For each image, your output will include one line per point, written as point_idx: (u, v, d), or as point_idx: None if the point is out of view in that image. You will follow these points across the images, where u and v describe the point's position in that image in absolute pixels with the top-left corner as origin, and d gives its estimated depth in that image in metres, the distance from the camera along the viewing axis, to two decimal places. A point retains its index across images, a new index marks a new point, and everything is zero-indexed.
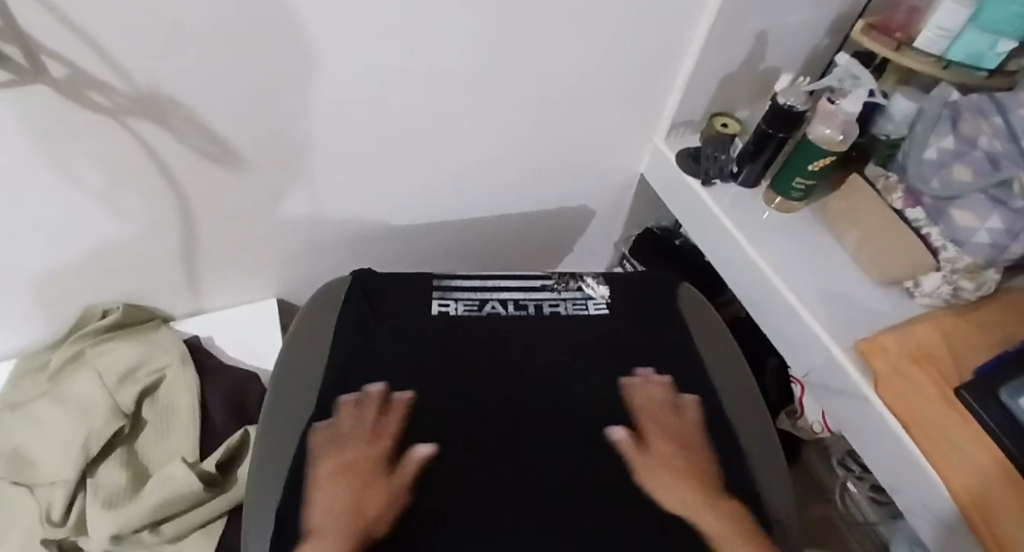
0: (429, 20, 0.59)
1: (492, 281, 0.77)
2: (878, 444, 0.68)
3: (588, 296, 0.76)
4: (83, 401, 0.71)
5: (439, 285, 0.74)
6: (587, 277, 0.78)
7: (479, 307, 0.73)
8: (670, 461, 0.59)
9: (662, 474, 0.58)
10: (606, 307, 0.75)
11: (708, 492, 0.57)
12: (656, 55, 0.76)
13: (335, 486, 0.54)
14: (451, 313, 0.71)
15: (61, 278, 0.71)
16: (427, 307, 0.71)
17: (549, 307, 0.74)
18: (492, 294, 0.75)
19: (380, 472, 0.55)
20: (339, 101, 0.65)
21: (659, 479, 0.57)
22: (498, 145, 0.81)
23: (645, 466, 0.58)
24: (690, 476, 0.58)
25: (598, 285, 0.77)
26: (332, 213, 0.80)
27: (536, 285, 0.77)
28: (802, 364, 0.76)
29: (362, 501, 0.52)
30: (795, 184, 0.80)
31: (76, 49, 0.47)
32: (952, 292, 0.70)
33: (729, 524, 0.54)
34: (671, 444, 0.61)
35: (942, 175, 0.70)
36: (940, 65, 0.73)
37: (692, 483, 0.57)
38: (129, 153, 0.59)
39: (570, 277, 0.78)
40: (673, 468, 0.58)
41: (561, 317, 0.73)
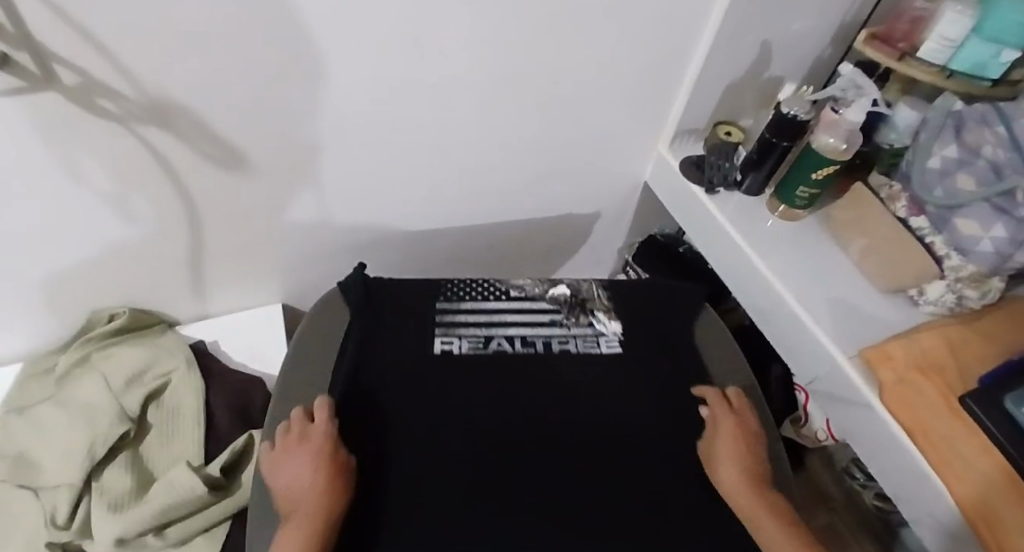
0: (435, 26, 0.60)
1: (498, 315, 0.73)
2: (883, 455, 0.68)
3: (599, 333, 0.73)
4: (89, 404, 0.72)
5: (442, 322, 0.71)
6: (598, 311, 0.75)
7: (485, 344, 0.70)
8: (738, 455, 0.61)
9: (727, 463, 0.60)
10: (617, 345, 0.72)
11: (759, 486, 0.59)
12: (660, 61, 0.77)
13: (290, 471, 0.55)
14: (455, 351, 0.68)
15: (66, 281, 0.71)
16: (431, 346, 0.68)
17: (558, 344, 0.71)
18: (498, 330, 0.72)
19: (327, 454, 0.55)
20: (345, 105, 0.65)
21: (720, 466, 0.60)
22: (504, 150, 0.81)
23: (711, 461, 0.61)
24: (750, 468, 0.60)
25: (610, 320, 0.74)
26: (339, 217, 0.80)
27: (544, 320, 0.73)
28: (807, 372, 0.76)
29: (316, 478, 0.53)
30: (799, 193, 0.80)
31: (86, 56, 0.48)
32: (957, 301, 0.71)
33: (775, 514, 0.57)
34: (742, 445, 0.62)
35: (946, 185, 0.71)
36: (944, 75, 0.74)
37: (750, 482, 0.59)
38: (136, 157, 0.59)
39: (580, 311, 0.74)
40: (738, 459, 0.60)
41: (570, 356, 0.70)
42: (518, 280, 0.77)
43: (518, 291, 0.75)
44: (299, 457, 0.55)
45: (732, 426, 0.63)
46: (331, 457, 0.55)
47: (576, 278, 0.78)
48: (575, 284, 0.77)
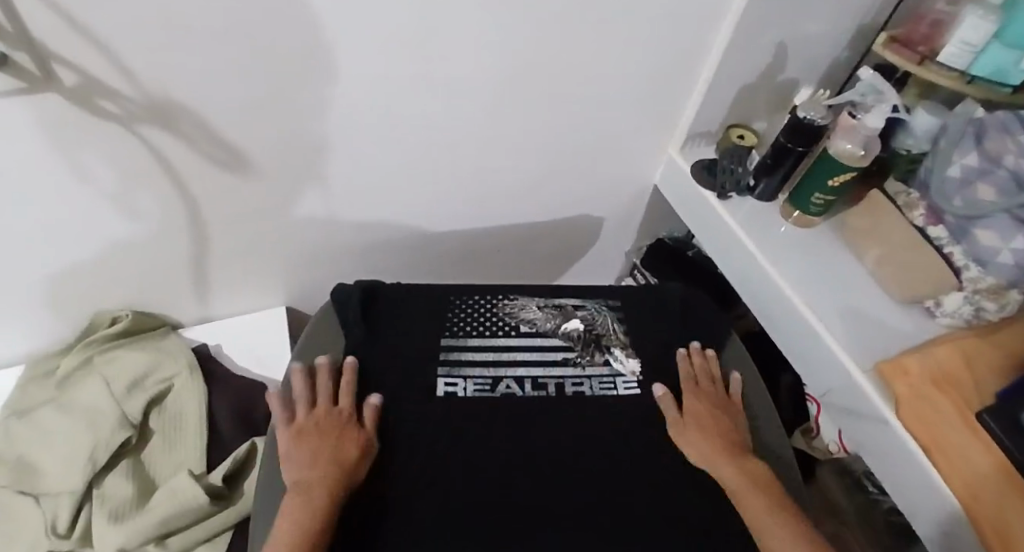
0: (444, 25, 0.58)
1: (508, 353, 0.68)
2: (899, 470, 0.66)
3: (616, 372, 0.68)
4: (91, 409, 0.71)
5: (446, 360, 0.66)
6: (615, 348, 0.70)
7: (493, 386, 0.64)
8: (705, 419, 0.62)
9: (695, 433, 0.61)
10: (636, 387, 0.66)
11: (737, 453, 0.60)
12: (674, 62, 0.75)
13: (303, 447, 0.56)
14: (459, 394, 0.63)
15: (67, 283, 0.70)
16: (433, 387, 0.63)
17: (572, 386, 0.65)
18: (507, 370, 0.66)
19: (346, 426, 0.58)
20: (351, 105, 0.63)
21: (686, 436, 0.60)
22: (513, 152, 0.80)
23: (681, 424, 0.62)
24: (720, 435, 0.61)
25: (628, 359, 0.69)
26: (348, 212, 0.78)
27: (556, 358, 0.68)
28: (820, 384, 0.74)
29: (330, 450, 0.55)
30: (814, 199, 0.78)
31: (86, 55, 0.46)
32: (974, 313, 0.69)
33: (746, 479, 0.57)
34: (710, 409, 0.63)
35: (966, 194, 0.69)
36: (964, 80, 0.72)
37: (719, 444, 0.60)
38: (138, 159, 0.58)
39: (596, 348, 0.69)
40: (709, 428, 0.61)
41: (584, 399, 0.64)
42: (528, 313, 0.72)
43: (528, 327, 0.70)
44: (313, 430, 0.57)
45: (705, 397, 0.65)
46: (356, 433, 0.58)
47: (589, 311, 0.73)
48: (589, 319, 0.72)
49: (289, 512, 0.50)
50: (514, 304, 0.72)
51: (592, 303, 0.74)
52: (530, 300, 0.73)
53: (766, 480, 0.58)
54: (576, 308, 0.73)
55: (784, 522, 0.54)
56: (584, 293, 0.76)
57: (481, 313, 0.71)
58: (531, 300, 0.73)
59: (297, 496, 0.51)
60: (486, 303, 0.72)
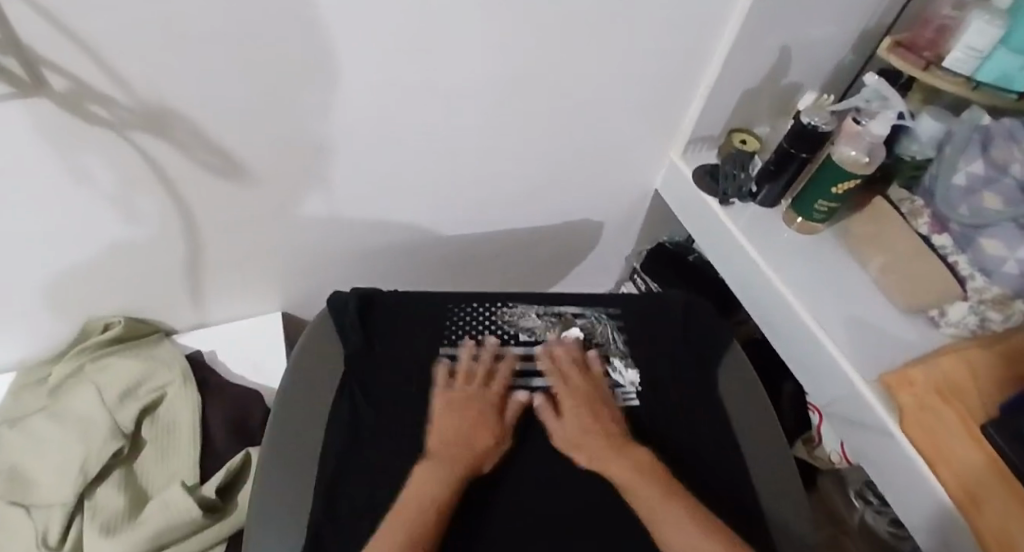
0: (446, 29, 0.57)
1: (507, 363, 0.67)
2: (902, 483, 0.66)
3: (615, 383, 0.67)
4: (83, 419, 0.69)
5: None
6: (614, 358, 0.69)
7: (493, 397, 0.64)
8: (582, 418, 0.62)
9: (576, 434, 0.60)
10: (635, 397, 0.66)
11: (621, 446, 0.59)
12: (678, 66, 0.74)
13: (449, 417, 0.60)
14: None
15: (59, 290, 0.69)
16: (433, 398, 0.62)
17: None
18: (506, 380, 0.66)
19: (494, 411, 0.62)
20: (348, 110, 0.62)
21: (566, 440, 0.60)
22: (513, 156, 0.79)
23: (559, 429, 0.61)
24: (601, 431, 0.61)
25: (627, 369, 0.68)
26: (350, 210, 0.76)
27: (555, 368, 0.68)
28: (823, 393, 0.74)
29: (477, 431, 0.59)
30: (817, 206, 0.77)
31: (77, 60, 0.45)
32: (979, 323, 0.68)
33: (634, 469, 0.57)
34: (585, 405, 0.63)
35: (971, 202, 0.69)
36: (969, 86, 0.71)
37: (602, 442, 0.60)
38: (131, 165, 0.57)
39: (595, 358, 0.69)
40: (587, 427, 0.61)
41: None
42: (527, 322, 0.71)
43: (527, 335, 0.70)
44: (467, 406, 0.61)
45: (579, 393, 0.64)
46: (500, 421, 0.61)
47: (589, 319, 0.73)
48: (589, 327, 0.72)
49: (427, 474, 0.54)
50: (512, 312, 0.71)
51: (592, 311, 0.74)
52: (530, 307, 0.72)
53: (651, 467, 0.57)
54: (575, 316, 0.73)
55: (677, 507, 0.54)
56: (583, 300, 0.75)
57: (480, 321, 0.70)
58: (530, 307, 0.72)
59: (433, 465, 0.55)
60: (486, 310, 0.71)
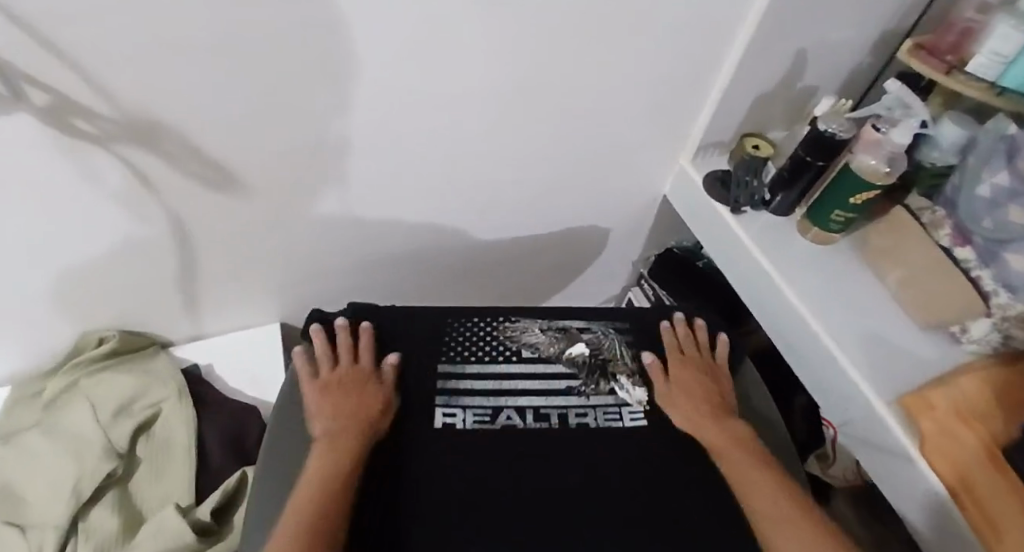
0: (447, 35, 0.55)
1: (508, 381, 0.64)
2: (923, 509, 0.63)
3: (622, 402, 0.64)
4: (76, 437, 0.69)
5: (443, 389, 0.63)
6: (621, 376, 0.66)
7: (492, 417, 0.61)
8: (692, 388, 0.64)
9: (681, 402, 0.63)
10: (643, 417, 0.63)
11: (721, 417, 0.62)
12: (688, 71, 0.71)
13: (328, 401, 0.59)
14: (457, 426, 0.60)
15: (50, 304, 0.67)
16: (430, 418, 0.60)
17: (576, 417, 0.62)
18: (507, 400, 0.63)
19: (367, 380, 0.62)
20: (347, 119, 0.60)
21: (676, 405, 0.63)
22: (517, 164, 0.76)
23: (668, 395, 0.64)
24: (705, 402, 0.63)
25: (636, 387, 0.66)
26: (369, 209, 0.73)
27: (560, 387, 0.65)
28: (840, 412, 0.72)
29: (356, 401, 0.59)
30: (833, 217, 0.75)
31: (57, 73, 0.43)
32: (1002, 341, 0.65)
33: (731, 441, 0.59)
34: (699, 378, 0.66)
35: (996, 215, 0.65)
36: (994, 92, 0.68)
37: (709, 411, 0.62)
38: (117, 176, 0.55)
39: (602, 376, 0.66)
40: (694, 396, 0.64)
41: (589, 431, 0.61)
42: (532, 337, 0.68)
43: (530, 351, 0.67)
44: (336, 389, 0.60)
45: (694, 369, 0.67)
46: (379, 389, 0.61)
47: (595, 333, 0.70)
48: (595, 342, 0.69)
49: (322, 455, 0.54)
50: (515, 328, 0.69)
51: (598, 324, 0.71)
52: (533, 322, 0.70)
53: (744, 439, 0.60)
54: (581, 331, 0.70)
55: (765, 476, 0.56)
56: (590, 314, 0.72)
57: (481, 337, 0.68)
58: (534, 322, 0.70)
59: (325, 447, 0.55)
60: (487, 325, 0.69)
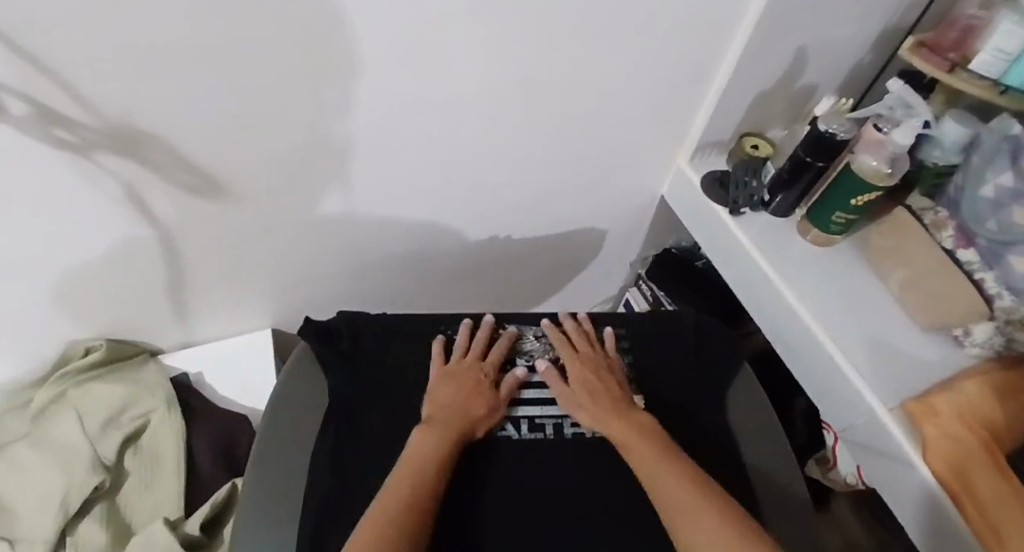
0: (441, 37, 0.53)
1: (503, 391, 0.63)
2: (924, 518, 0.62)
3: None
4: (63, 449, 0.68)
5: None
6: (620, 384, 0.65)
7: (486, 428, 0.60)
8: (585, 382, 0.62)
9: (579, 399, 0.61)
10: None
11: (625, 409, 0.60)
12: (686, 71, 0.70)
13: (444, 389, 0.60)
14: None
15: (37, 315, 0.66)
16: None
17: (572, 427, 0.61)
18: (503, 410, 0.62)
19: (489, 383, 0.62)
20: (339, 123, 0.58)
21: (575, 405, 0.61)
22: (513, 166, 0.75)
23: (564, 393, 0.62)
24: (602, 393, 0.61)
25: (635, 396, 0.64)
26: (368, 207, 0.72)
27: (556, 396, 0.64)
28: (841, 418, 0.70)
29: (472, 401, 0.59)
30: (834, 218, 0.73)
31: (34, 84, 0.41)
32: (1005, 344, 0.64)
33: (632, 431, 0.57)
34: (590, 369, 0.63)
35: (1000, 216, 0.64)
36: (996, 90, 0.66)
37: (605, 403, 0.60)
38: (101, 185, 0.54)
39: None
40: (588, 391, 0.61)
41: (586, 442, 0.59)
42: (526, 345, 0.68)
43: (525, 360, 0.66)
44: (457, 380, 0.60)
45: (582, 361, 0.64)
46: (497, 393, 0.61)
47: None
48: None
49: (424, 441, 0.54)
50: (511, 334, 0.68)
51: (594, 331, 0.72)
52: (529, 328, 0.70)
53: (648, 429, 0.57)
54: None
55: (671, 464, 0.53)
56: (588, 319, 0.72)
57: None
58: (529, 328, 0.70)
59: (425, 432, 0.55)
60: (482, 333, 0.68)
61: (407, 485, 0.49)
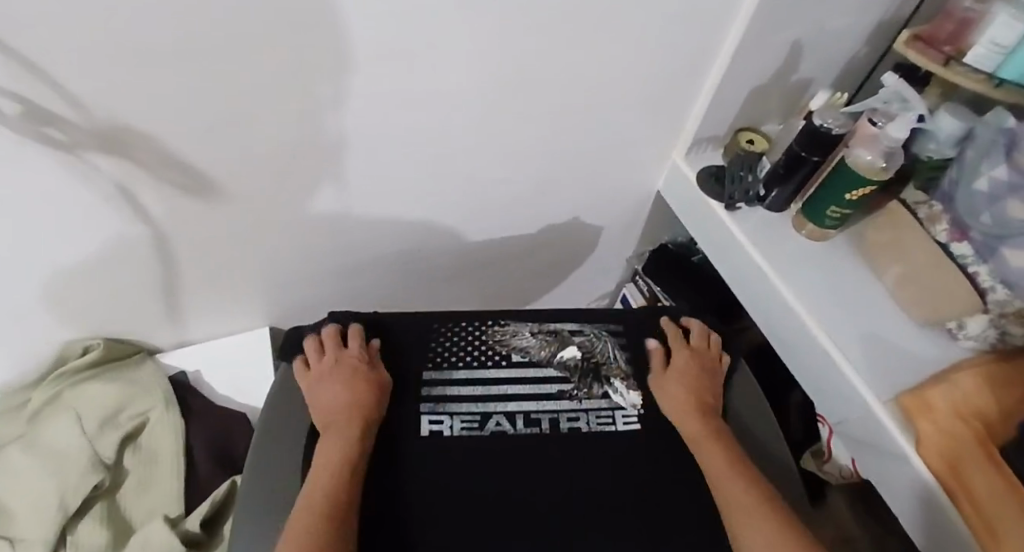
0: (433, 32, 0.53)
1: (497, 387, 0.64)
2: (909, 506, 0.64)
3: (616, 405, 0.65)
4: (61, 450, 0.69)
5: (429, 396, 0.63)
6: (615, 380, 0.67)
7: (481, 424, 0.61)
8: (687, 380, 0.66)
9: (673, 389, 0.64)
10: (636, 421, 0.63)
11: (708, 412, 0.63)
12: (680, 66, 0.70)
13: (326, 392, 0.61)
14: (445, 434, 0.60)
15: (34, 314, 0.66)
16: (417, 427, 0.60)
17: (568, 422, 0.62)
18: (497, 405, 0.63)
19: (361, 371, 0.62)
20: (333, 120, 0.58)
21: (668, 393, 0.64)
22: (507, 163, 0.75)
23: (662, 382, 0.66)
24: (697, 394, 0.65)
25: (629, 391, 0.66)
26: (363, 206, 0.72)
27: (551, 390, 0.64)
28: (835, 412, 0.71)
29: (355, 391, 0.60)
30: (830, 212, 0.73)
31: (24, 82, 0.41)
32: (999, 337, 0.65)
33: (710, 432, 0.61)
34: (692, 370, 0.67)
35: (996, 210, 0.64)
36: (992, 84, 0.66)
37: (696, 402, 0.64)
38: (92, 183, 0.54)
39: (595, 379, 0.66)
40: (684, 384, 0.65)
41: (581, 437, 0.61)
42: (521, 341, 0.68)
43: (521, 355, 0.67)
44: (327, 383, 0.61)
45: (686, 360, 0.68)
46: (369, 376, 0.62)
47: (587, 336, 0.70)
48: (587, 345, 0.69)
49: (331, 444, 0.55)
50: (505, 331, 0.68)
51: (591, 327, 0.71)
52: (523, 325, 0.69)
53: (726, 438, 0.61)
54: (572, 334, 0.70)
55: (745, 467, 0.57)
56: (581, 316, 0.72)
57: (470, 341, 0.67)
58: (524, 326, 0.69)
59: (329, 434, 0.57)
60: (475, 329, 0.68)
61: (331, 482, 0.52)
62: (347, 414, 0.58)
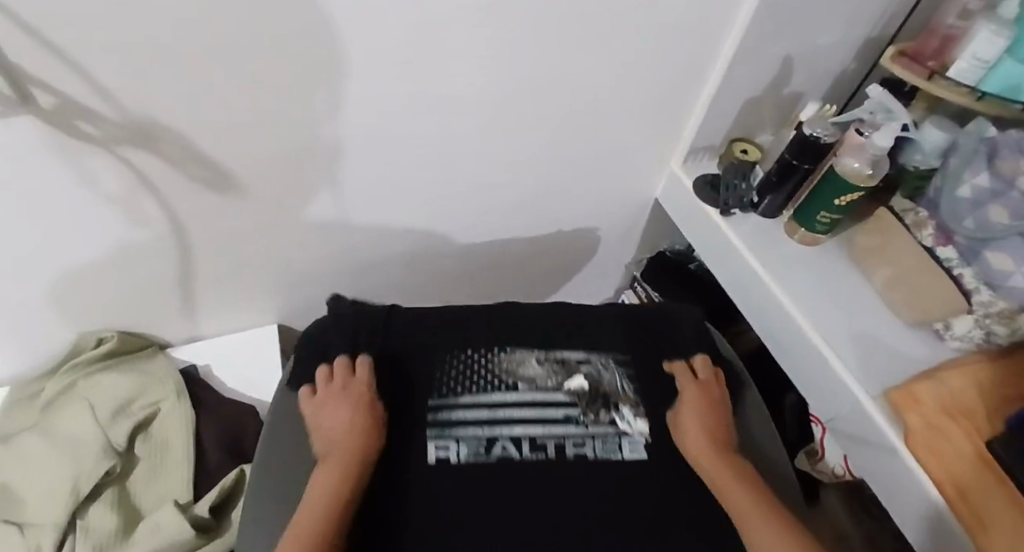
0: (445, 36, 0.56)
1: (503, 409, 0.62)
2: (901, 500, 0.66)
3: (623, 433, 0.62)
4: (75, 437, 0.70)
5: (435, 421, 0.60)
6: (623, 407, 0.64)
7: (487, 449, 0.59)
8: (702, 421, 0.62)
9: (689, 426, 0.62)
10: (642, 449, 0.61)
11: (723, 450, 0.61)
12: (677, 76, 0.73)
13: (327, 423, 0.59)
14: (450, 461, 0.57)
15: (52, 306, 0.68)
16: (423, 455, 0.58)
17: (573, 448, 0.60)
18: (502, 429, 0.60)
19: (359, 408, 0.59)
20: (347, 120, 0.61)
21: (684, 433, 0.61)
22: (512, 166, 0.78)
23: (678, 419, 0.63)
24: (711, 431, 0.61)
25: (637, 419, 0.63)
26: (374, 206, 0.74)
27: (556, 416, 0.62)
28: (827, 409, 0.73)
29: (352, 429, 0.57)
30: (820, 218, 0.76)
31: (64, 76, 0.44)
32: (984, 337, 0.67)
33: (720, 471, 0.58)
34: (707, 407, 0.64)
35: (978, 215, 0.67)
36: (974, 97, 0.69)
37: (710, 440, 0.60)
38: (118, 177, 0.56)
39: (601, 405, 0.63)
40: (699, 423, 0.62)
41: (586, 464, 0.59)
42: (528, 369, 0.65)
43: (527, 385, 0.64)
44: (327, 417, 0.60)
45: (698, 395, 0.65)
46: (367, 413, 0.59)
47: (595, 365, 0.66)
48: (595, 374, 0.66)
49: (320, 484, 0.54)
50: (512, 359, 0.66)
51: (599, 356, 0.68)
52: (530, 353, 0.67)
53: (738, 472, 0.59)
54: (580, 363, 0.66)
55: (753, 506, 0.55)
56: (591, 342, 0.69)
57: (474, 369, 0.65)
58: (530, 353, 0.67)
59: (323, 471, 0.55)
60: (480, 357, 0.66)
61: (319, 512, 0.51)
62: (342, 453, 0.56)
